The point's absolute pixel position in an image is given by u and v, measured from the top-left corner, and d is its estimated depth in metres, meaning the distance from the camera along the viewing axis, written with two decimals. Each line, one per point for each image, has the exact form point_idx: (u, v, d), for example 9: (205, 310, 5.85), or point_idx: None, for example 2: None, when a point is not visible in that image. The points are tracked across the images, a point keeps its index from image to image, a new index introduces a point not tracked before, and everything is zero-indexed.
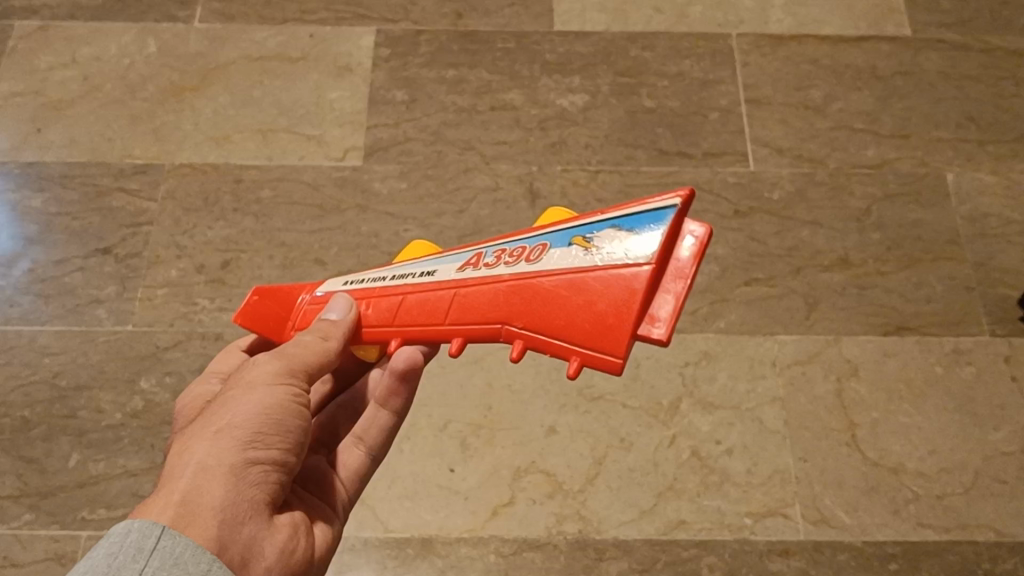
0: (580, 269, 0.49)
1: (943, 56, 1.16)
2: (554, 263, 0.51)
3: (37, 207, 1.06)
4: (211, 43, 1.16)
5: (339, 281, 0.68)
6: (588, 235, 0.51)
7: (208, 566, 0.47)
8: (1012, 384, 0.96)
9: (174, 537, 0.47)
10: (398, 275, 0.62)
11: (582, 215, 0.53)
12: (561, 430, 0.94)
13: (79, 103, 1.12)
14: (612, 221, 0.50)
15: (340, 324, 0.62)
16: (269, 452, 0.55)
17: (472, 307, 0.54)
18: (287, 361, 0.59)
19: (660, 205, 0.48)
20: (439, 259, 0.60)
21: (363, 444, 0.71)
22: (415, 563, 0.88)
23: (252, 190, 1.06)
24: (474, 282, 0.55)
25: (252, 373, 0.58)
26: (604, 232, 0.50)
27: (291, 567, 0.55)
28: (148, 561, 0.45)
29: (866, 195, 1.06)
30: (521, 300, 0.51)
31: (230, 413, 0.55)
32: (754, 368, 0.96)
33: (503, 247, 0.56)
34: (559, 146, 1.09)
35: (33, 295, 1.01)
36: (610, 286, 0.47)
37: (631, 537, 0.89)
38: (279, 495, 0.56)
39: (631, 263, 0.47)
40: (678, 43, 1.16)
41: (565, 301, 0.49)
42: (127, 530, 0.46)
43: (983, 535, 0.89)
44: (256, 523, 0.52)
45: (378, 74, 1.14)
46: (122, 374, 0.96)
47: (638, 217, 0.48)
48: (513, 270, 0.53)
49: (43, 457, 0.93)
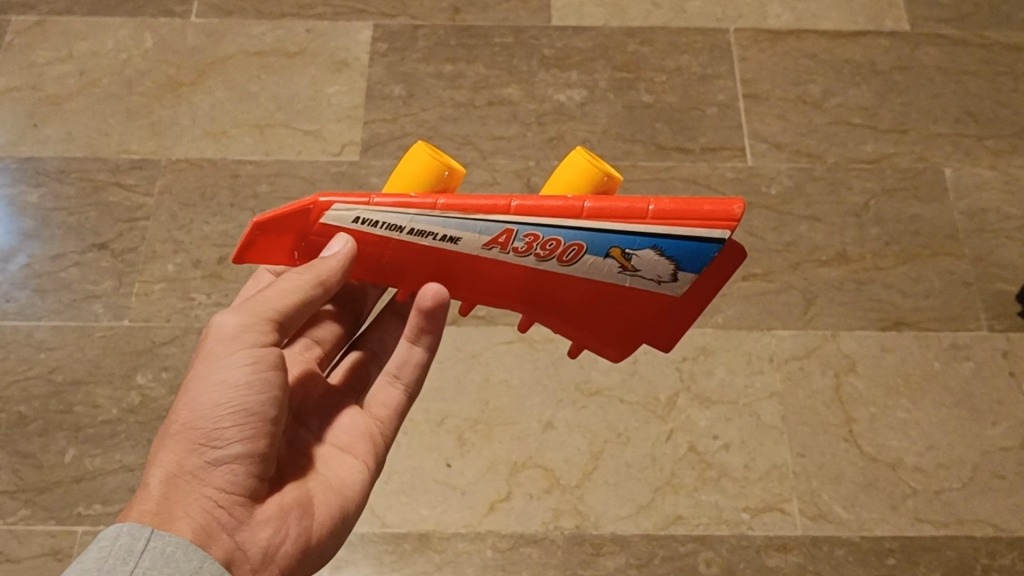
0: (613, 281, 0.61)
1: (941, 51, 1.16)
2: (589, 267, 0.60)
3: (34, 202, 1.06)
4: (208, 38, 1.16)
5: (343, 210, 0.59)
6: (627, 248, 0.59)
7: (198, 564, 0.53)
8: (1011, 378, 0.96)
9: (162, 539, 0.53)
10: (416, 229, 0.59)
11: (622, 217, 0.58)
12: (559, 424, 0.94)
13: (76, 98, 1.12)
14: (655, 244, 0.59)
15: (319, 269, 0.60)
16: (229, 446, 0.57)
17: (507, 289, 0.62)
18: (241, 323, 0.60)
19: (709, 235, 0.58)
20: (464, 222, 0.59)
21: (399, 381, 0.71)
22: (412, 557, 0.87)
23: (249, 185, 1.06)
24: (505, 266, 0.60)
25: (208, 349, 0.59)
26: (643, 252, 0.59)
27: (289, 547, 0.59)
28: (138, 562, 0.51)
29: (865, 190, 1.06)
30: (557, 295, 0.62)
31: (186, 407, 0.58)
32: (752, 363, 0.96)
33: (536, 229, 0.59)
34: (557, 141, 1.09)
35: (30, 290, 1.00)
36: (636, 303, 0.62)
37: (628, 532, 0.89)
38: (258, 479, 0.59)
39: (662, 290, 0.61)
40: (676, 38, 1.16)
41: (597, 307, 0.63)
42: (118, 534, 0.53)
43: (981, 530, 0.89)
44: (229, 520, 0.57)
45: (376, 69, 1.14)
46: (119, 369, 0.96)
47: (681, 249, 0.59)
48: (544, 265, 0.60)
49: (39, 452, 0.93)
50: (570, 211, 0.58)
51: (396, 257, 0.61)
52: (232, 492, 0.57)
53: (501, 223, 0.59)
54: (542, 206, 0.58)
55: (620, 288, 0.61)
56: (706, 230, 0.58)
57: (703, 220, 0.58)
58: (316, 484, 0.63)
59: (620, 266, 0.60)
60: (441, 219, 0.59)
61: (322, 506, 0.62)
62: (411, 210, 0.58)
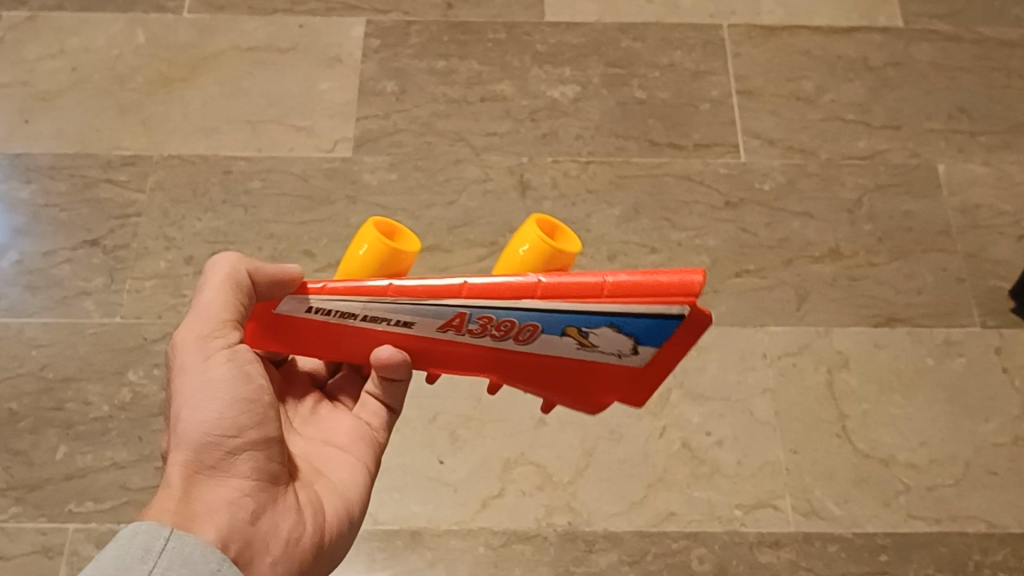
0: (573, 357, 0.63)
1: (934, 47, 1.15)
2: (548, 344, 0.62)
3: (25, 198, 1.05)
4: (200, 34, 1.16)
5: (296, 303, 0.62)
6: (584, 325, 0.61)
7: (217, 566, 0.51)
8: (1003, 375, 0.96)
9: (182, 538, 0.51)
10: (372, 315, 0.62)
11: (577, 298, 0.60)
12: (551, 421, 0.93)
13: (67, 94, 1.12)
14: (612, 321, 0.60)
15: (245, 264, 0.61)
16: (243, 437, 0.57)
17: (472, 362, 0.65)
18: (194, 331, 0.59)
19: (668, 314, 0.60)
20: (419, 305, 0.61)
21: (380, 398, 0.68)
22: (404, 555, 0.87)
23: (241, 181, 1.06)
24: (462, 343, 0.63)
25: (183, 358, 0.58)
26: (600, 330, 0.61)
27: (308, 536, 0.59)
28: (155, 562, 0.49)
29: (858, 186, 1.06)
30: (519, 369, 0.65)
31: (185, 410, 0.57)
32: (744, 359, 0.96)
33: (491, 312, 0.61)
34: (550, 138, 1.08)
35: (21, 286, 1.00)
36: (600, 372, 0.65)
37: (620, 529, 0.89)
38: (274, 468, 0.58)
39: (623, 362, 0.63)
40: (669, 34, 1.16)
41: (560, 378, 0.65)
42: (134, 532, 0.50)
43: (973, 527, 0.89)
44: (256, 509, 0.56)
45: (368, 65, 1.13)
46: (110, 365, 0.96)
47: (640, 324, 0.60)
48: (502, 345, 0.62)
49: (30, 449, 0.92)
50: (525, 290, 0.60)
51: (355, 340, 0.64)
52: (254, 478, 0.57)
53: (455, 306, 0.61)
54: (496, 286, 0.60)
55: (581, 362, 0.64)
56: (662, 308, 0.59)
57: (661, 296, 0.59)
58: (323, 484, 0.63)
59: (579, 343, 0.62)
60: (395, 304, 0.61)
61: (330, 501, 0.63)
62: (363, 297, 0.61)
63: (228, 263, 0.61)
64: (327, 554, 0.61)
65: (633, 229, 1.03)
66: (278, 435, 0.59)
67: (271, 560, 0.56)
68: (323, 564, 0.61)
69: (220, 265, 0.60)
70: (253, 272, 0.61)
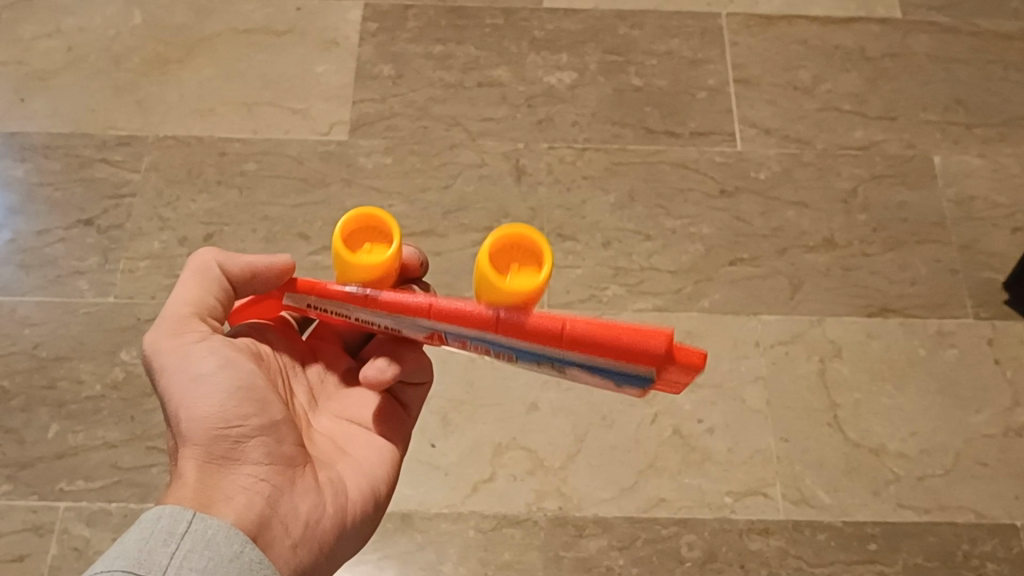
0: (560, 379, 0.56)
1: (932, 39, 1.15)
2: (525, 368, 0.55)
3: (20, 177, 1.05)
4: (197, 15, 1.15)
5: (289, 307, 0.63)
6: (555, 363, 0.53)
7: (240, 547, 0.50)
8: (995, 367, 0.96)
9: (205, 521, 0.50)
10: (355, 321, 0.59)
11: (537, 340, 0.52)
12: (543, 406, 0.93)
13: (63, 73, 1.11)
14: (580, 363, 0.52)
15: (212, 257, 0.60)
16: (245, 427, 0.56)
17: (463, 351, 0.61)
18: (169, 331, 0.58)
19: (630, 370, 0.51)
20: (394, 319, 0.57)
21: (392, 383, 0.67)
22: (394, 538, 0.87)
23: (236, 163, 1.05)
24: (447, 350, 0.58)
25: (162, 355, 0.57)
26: (572, 368, 0.53)
27: (328, 518, 0.58)
28: (180, 544, 0.48)
29: (853, 176, 1.06)
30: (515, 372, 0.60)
31: (184, 407, 0.56)
32: (737, 347, 0.96)
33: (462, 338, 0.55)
34: (546, 124, 1.08)
35: (14, 265, 1.00)
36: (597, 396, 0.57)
37: (610, 515, 0.89)
38: (285, 452, 0.58)
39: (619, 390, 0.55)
40: (667, 22, 1.16)
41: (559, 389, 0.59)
42: (159, 516, 0.49)
43: (962, 517, 0.89)
44: (275, 495, 0.55)
45: (365, 48, 1.13)
46: (103, 345, 0.95)
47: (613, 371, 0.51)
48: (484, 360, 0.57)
49: (22, 428, 0.92)
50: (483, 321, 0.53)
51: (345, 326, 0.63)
52: (268, 462, 0.56)
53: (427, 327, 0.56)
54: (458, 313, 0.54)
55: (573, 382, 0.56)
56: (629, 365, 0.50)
57: (622, 358, 0.50)
58: (346, 464, 0.63)
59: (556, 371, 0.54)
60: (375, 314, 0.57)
61: (352, 482, 0.62)
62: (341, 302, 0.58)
63: (204, 260, 0.61)
64: (351, 536, 0.61)
65: (627, 216, 1.03)
66: (283, 419, 0.59)
67: (291, 543, 0.55)
68: (347, 545, 0.60)
69: (191, 265, 0.61)
70: (222, 263, 0.61)
